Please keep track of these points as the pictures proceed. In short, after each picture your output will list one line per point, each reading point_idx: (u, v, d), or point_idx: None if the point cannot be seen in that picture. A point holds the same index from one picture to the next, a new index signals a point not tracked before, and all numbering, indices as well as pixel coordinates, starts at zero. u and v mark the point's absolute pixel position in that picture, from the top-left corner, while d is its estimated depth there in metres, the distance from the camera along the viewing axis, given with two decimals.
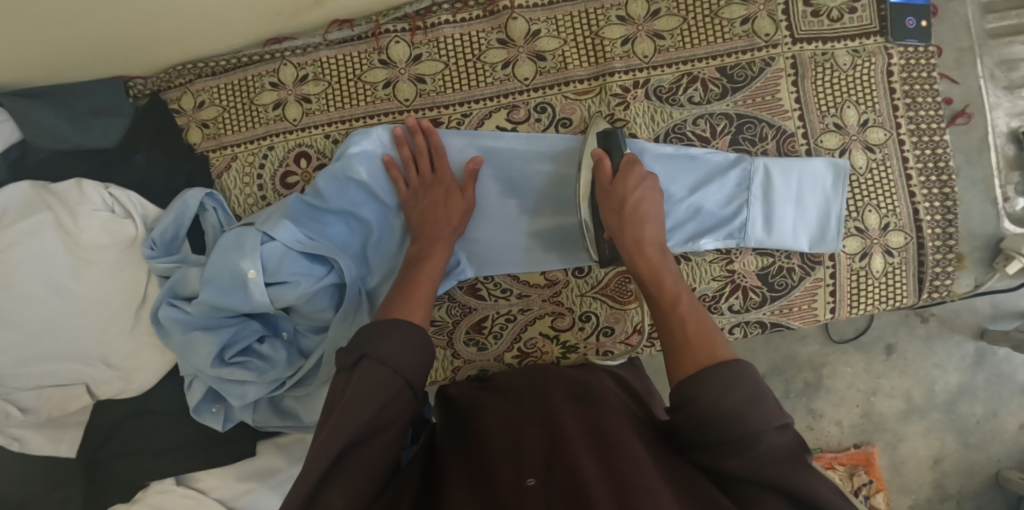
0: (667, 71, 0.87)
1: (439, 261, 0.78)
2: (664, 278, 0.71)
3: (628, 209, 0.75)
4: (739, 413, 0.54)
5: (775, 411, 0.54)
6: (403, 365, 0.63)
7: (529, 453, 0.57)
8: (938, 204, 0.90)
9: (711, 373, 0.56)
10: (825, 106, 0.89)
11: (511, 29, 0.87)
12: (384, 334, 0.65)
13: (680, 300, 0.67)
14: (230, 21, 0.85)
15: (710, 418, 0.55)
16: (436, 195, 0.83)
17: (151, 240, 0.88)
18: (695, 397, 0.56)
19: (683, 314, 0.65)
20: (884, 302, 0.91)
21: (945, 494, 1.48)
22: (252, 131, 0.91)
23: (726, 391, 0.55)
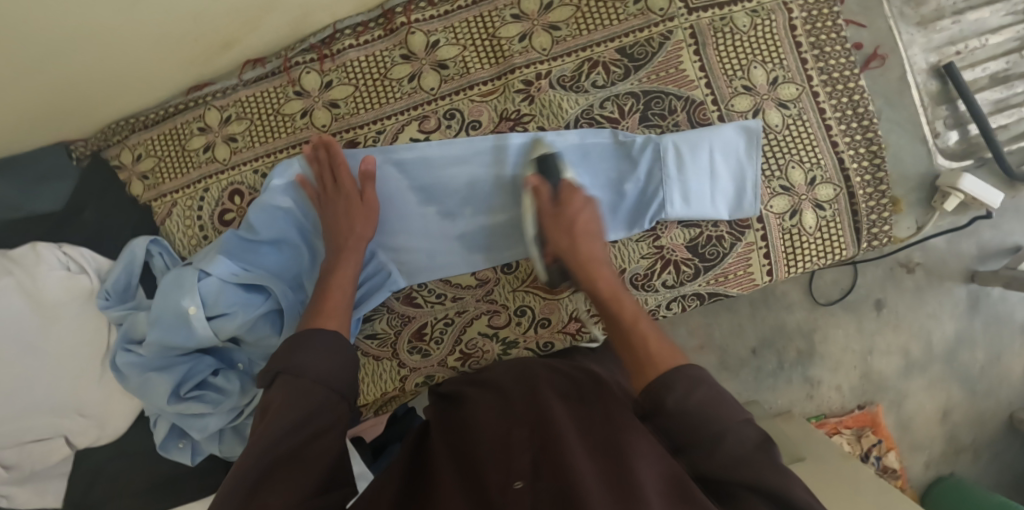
0: (567, 60, 0.88)
1: (350, 269, 0.80)
2: (622, 298, 0.72)
3: (575, 227, 0.78)
4: (707, 414, 0.55)
5: (737, 408, 0.56)
6: (322, 376, 0.63)
7: (518, 456, 0.55)
8: (864, 150, 0.89)
9: (678, 373, 0.58)
10: (731, 70, 0.89)
11: (411, 44, 0.90)
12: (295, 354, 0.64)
13: (641, 321, 0.68)
14: (151, 76, 0.90)
15: (689, 411, 0.55)
16: (338, 206, 0.84)
17: (105, 291, 0.93)
18: (664, 398, 0.56)
19: (645, 334, 0.66)
20: (822, 257, 0.90)
21: (960, 445, 1.47)
22: (186, 177, 0.96)
23: (692, 387, 0.56)
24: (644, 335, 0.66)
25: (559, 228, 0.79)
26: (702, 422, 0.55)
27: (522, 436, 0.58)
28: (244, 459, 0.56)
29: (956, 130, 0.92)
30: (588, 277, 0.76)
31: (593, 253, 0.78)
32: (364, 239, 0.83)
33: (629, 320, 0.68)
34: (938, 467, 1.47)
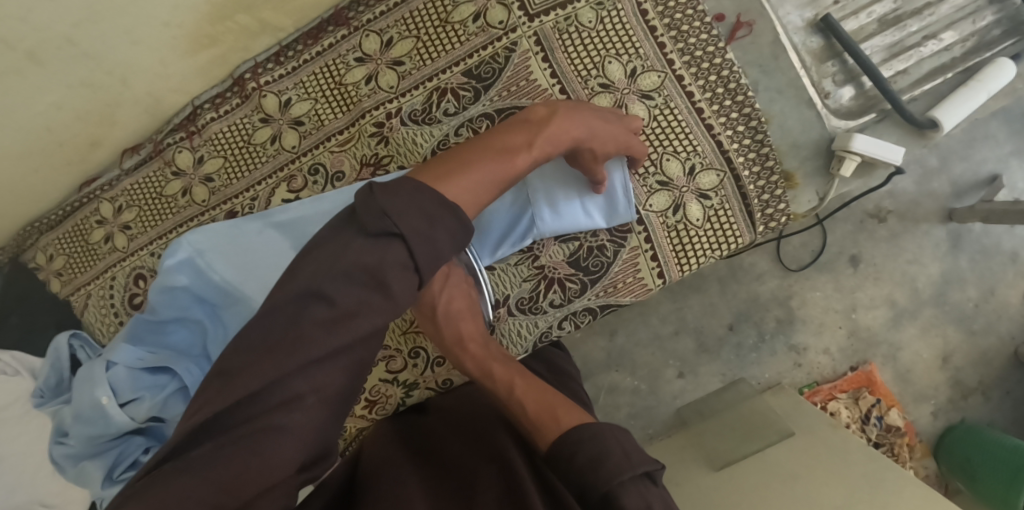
0: (415, 94, 0.86)
1: None
2: (492, 368, 0.71)
3: (439, 310, 0.73)
4: (606, 463, 0.52)
5: (637, 460, 0.52)
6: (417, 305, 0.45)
7: (482, 488, 0.57)
8: (743, 127, 0.83)
9: (582, 432, 0.56)
10: (584, 70, 0.84)
11: (266, 107, 0.90)
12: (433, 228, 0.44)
13: (515, 384, 0.68)
14: (38, 184, 0.95)
15: (593, 462, 0.53)
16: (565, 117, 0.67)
17: (39, 389, 0.99)
18: (572, 454, 0.55)
19: (524, 395, 0.66)
20: (715, 247, 0.84)
21: (967, 389, 1.35)
22: (95, 268, 1.00)
23: (595, 442, 0.54)
24: (533, 394, 0.66)
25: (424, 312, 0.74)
26: (600, 478, 0.51)
27: (489, 465, 0.62)
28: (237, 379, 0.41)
29: (849, 86, 0.85)
30: (459, 358, 0.74)
31: (472, 333, 0.74)
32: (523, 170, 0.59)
33: (505, 387, 0.69)
34: (948, 416, 1.35)
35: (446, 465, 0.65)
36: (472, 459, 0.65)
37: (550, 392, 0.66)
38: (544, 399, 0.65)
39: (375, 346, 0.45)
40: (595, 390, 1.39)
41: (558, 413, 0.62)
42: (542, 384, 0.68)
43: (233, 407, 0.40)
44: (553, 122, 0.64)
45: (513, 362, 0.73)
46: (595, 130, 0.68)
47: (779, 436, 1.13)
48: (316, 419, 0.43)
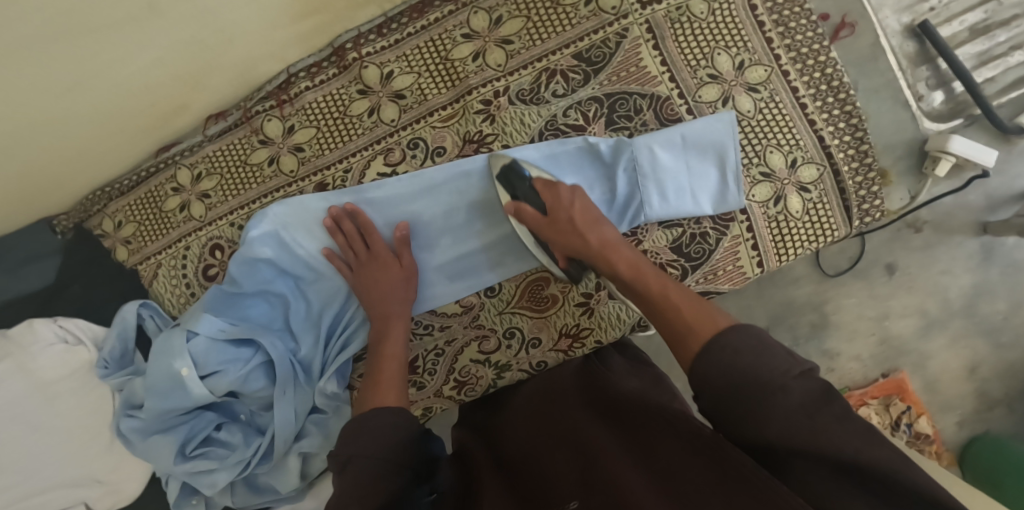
0: (524, 73, 0.86)
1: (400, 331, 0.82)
2: (645, 272, 0.73)
3: (580, 224, 0.79)
4: (759, 373, 0.52)
5: (784, 361, 0.52)
6: (385, 453, 0.65)
7: (563, 476, 0.58)
8: (843, 125, 0.85)
9: (728, 334, 0.56)
10: (694, 60, 0.85)
11: (366, 78, 0.89)
12: (362, 430, 0.67)
13: (670, 296, 0.68)
14: (115, 148, 0.90)
15: (729, 379, 0.53)
16: (375, 270, 0.84)
17: (103, 359, 0.95)
18: (736, 353, 0.54)
19: (677, 303, 0.67)
20: (812, 239, 0.86)
21: (991, 401, 1.38)
22: (168, 236, 0.97)
23: (737, 348, 0.54)
24: (673, 304, 0.67)
25: (559, 215, 0.80)
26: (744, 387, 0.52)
27: (563, 448, 0.62)
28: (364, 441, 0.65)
29: (940, 91, 0.86)
30: (611, 262, 0.76)
31: (614, 239, 0.78)
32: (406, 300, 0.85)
33: (659, 291, 0.70)
34: (972, 427, 1.38)
35: (526, 462, 0.65)
36: (547, 445, 0.65)
37: (703, 301, 0.66)
38: (700, 308, 0.64)
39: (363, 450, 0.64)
40: None
41: (704, 316, 0.62)
42: (698, 295, 0.68)
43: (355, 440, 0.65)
44: (386, 312, 0.83)
45: (671, 279, 0.72)
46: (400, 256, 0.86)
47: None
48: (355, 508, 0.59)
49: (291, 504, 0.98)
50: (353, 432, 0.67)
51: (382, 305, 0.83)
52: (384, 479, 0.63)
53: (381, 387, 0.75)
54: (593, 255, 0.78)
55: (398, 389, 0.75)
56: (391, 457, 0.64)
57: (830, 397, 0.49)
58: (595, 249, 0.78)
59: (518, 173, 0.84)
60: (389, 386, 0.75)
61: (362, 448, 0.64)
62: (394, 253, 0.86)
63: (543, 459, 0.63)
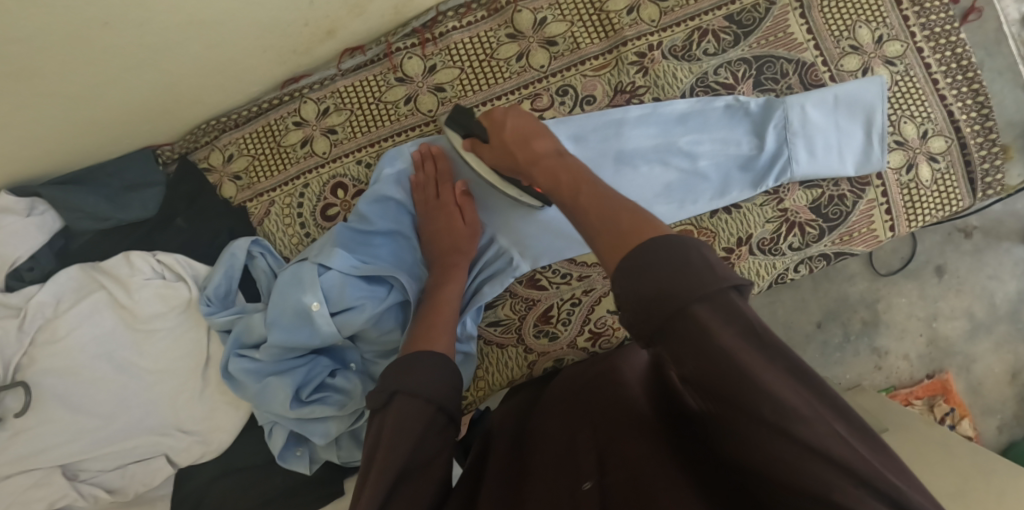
0: (677, 30, 0.88)
1: (456, 287, 0.81)
2: (560, 179, 0.66)
3: (512, 139, 0.75)
4: (669, 289, 0.45)
5: (711, 277, 0.44)
6: (434, 393, 0.61)
7: (581, 455, 0.56)
8: (971, 101, 0.90)
9: (648, 247, 0.49)
10: (837, 30, 0.89)
11: (518, 22, 0.88)
12: (408, 369, 0.63)
13: (579, 192, 0.62)
14: (247, 70, 0.86)
15: (655, 303, 0.45)
16: (440, 219, 0.86)
17: (206, 297, 0.89)
18: (648, 264, 0.47)
19: (586, 203, 0.60)
20: (941, 207, 0.90)
21: None
22: (286, 173, 0.93)
23: (655, 266, 0.47)
24: (596, 211, 0.58)
25: (500, 133, 0.77)
26: (669, 306, 0.44)
27: (586, 428, 0.61)
28: (411, 373, 0.62)
29: None
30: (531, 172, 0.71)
31: (546, 150, 0.73)
32: (467, 257, 0.85)
33: (569, 192, 0.64)
34: (1011, 431, 1.45)
35: (540, 446, 0.63)
36: (571, 429, 0.63)
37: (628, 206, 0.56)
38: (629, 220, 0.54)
39: (416, 383, 0.61)
40: None
41: (641, 229, 0.52)
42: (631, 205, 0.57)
43: (396, 369, 0.63)
44: (450, 264, 0.83)
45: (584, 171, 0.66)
46: (466, 207, 0.87)
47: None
48: (401, 443, 0.57)
49: None
50: (400, 371, 0.62)
51: (449, 258, 0.83)
52: (433, 420, 0.60)
53: (432, 325, 0.72)
54: (526, 169, 0.73)
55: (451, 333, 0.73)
56: (436, 398, 0.61)
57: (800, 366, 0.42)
58: (524, 165, 0.73)
59: (464, 110, 0.85)
60: (439, 329, 0.72)
61: (408, 377, 0.62)
62: (457, 202, 0.87)
63: (560, 444, 0.61)
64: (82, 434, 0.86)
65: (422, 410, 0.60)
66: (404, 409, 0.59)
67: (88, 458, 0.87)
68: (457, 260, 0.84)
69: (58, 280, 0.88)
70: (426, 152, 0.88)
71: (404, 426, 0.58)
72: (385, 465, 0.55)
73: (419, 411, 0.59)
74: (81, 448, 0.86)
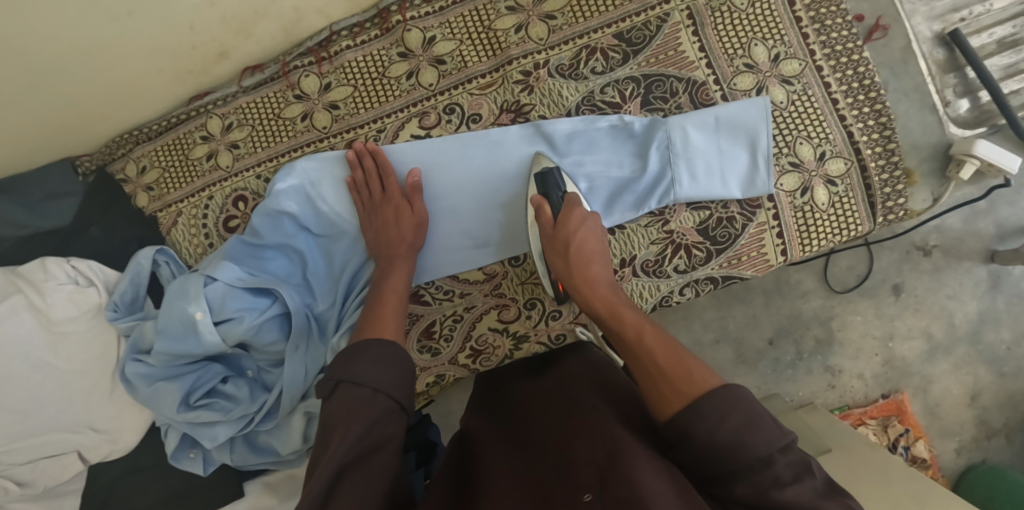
0: (564, 49, 0.88)
1: (402, 275, 0.80)
2: (621, 310, 0.70)
3: (572, 253, 0.77)
4: (742, 443, 0.52)
5: (775, 434, 0.53)
6: (381, 381, 0.64)
7: (580, 465, 0.53)
8: (873, 122, 0.87)
9: (707, 399, 0.55)
10: (731, 49, 0.87)
11: (407, 41, 0.90)
12: (355, 355, 0.66)
13: (643, 330, 0.66)
14: (150, 88, 0.90)
15: (732, 451, 0.53)
16: (387, 214, 0.84)
17: (114, 303, 0.93)
18: (724, 418, 0.53)
19: (649, 346, 0.64)
20: (836, 231, 0.87)
21: (990, 430, 1.39)
22: (192, 185, 0.97)
23: (728, 415, 0.54)
24: (660, 346, 0.63)
25: (565, 267, 0.78)
26: (741, 450, 0.52)
27: (581, 438, 0.57)
28: (363, 364, 0.64)
29: (966, 98, 0.89)
30: (588, 299, 0.74)
31: (601, 276, 0.76)
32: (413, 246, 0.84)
33: (633, 331, 0.67)
34: (970, 455, 1.39)
35: (535, 454, 0.59)
36: (563, 434, 0.60)
37: (675, 343, 0.64)
38: (672, 360, 0.61)
39: (368, 374, 0.63)
40: None
41: (688, 374, 0.59)
42: (674, 341, 0.65)
43: (343, 359, 0.66)
44: (391, 251, 0.82)
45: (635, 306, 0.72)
46: (412, 198, 0.85)
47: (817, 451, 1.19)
48: (352, 428, 0.59)
49: (287, 467, 0.97)
50: (345, 354, 0.66)
51: (393, 243, 0.83)
52: (379, 409, 0.62)
53: (380, 320, 0.73)
54: (577, 287, 0.76)
55: (398, 324, 0.73)
56: (385, 385, 0.63)
57: (808, 466, 0.52)
58: (569, 281, 0.77)
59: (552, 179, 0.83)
60: (389, 319, 0.73)
61: (351, 369, 0.64)
62: (404, 197, 0.85)
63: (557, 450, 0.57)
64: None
65: (369, 396, 0.62)
66: (355, 397, 0.62)
67: (4, 451, 0.92)
68: (404, 252, 0.83)
69: None
70: (362, 150, 0.87)
71: (350, 411, 0.61)
72: (336, 449, 0.57)
73: (366, 396, 0.62)
74: None
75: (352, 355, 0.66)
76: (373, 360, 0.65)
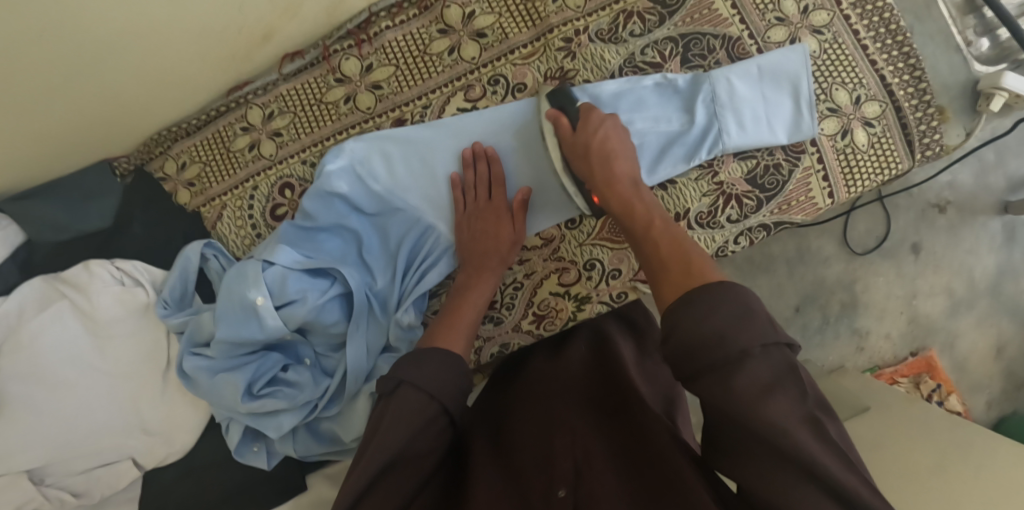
0: (602, 15, 0.90)
1: (484, 291, 0.81)
2: (635, 211, 0.73)
3: (593, 152, 0.79)
4: (722, 337, 0.50)
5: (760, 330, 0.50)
6: (440, 390, 0.62)
7: (559, 460, 0.60)
8: (902, 65, 0.90)
9: (709, 290, 0.53)
10: (762, 4, 0.90)
11: (447, 17, 0.91)
12: (423, 364, 0.64)
13: (653, 224, 0.70)
14: (193, 77, 0.90)
15: (716, 343, 0.50)
16: (486, 221, 0.85)
17: (162, 300, 0.92)
18: (709, 313, 0.51)
19: (659, 236, 0.68)
20: (878, 173, 0.90)
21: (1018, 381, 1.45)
22: (236, 176, 0.96)
23: (716, 310, 0.51)
24: (669, 247, 0.65)
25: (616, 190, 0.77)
26: (722, 344, 0.50)
27: (563, 433, 0.64)
28: (425, 367, 0.63)
29: (986, 37, 0.93)
30: (604, 196, 0.78)
31: (624, 174, 0.78)
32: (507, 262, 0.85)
33: (643, 227, 0.71)
34: (1001, 406, 1.44)
35: (521, 446, 0.66)
36: (546, 429, 0.66)
37: (688, 241, 0.65)
38: (690, 256, 0.62)
39: (426, 374, 0.63)
40: None
41: (696, 271, 0.59)
42: (686, 235, 0.67)
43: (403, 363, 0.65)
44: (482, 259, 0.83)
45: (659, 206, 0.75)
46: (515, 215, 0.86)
47: (855, 411, 1.24)
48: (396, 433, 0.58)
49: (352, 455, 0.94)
50: (411, 362, 0.64)
51: (483, 253, 0.83)
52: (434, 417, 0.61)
53: (449, 327, 0.74)
54: (599, 184, 0.79)
55: (465, 338, 0.74)
56: (443, 393, 0.63)
57: (792, 367, 0.49)
58: (597, 183, 0.79)
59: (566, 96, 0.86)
60: (456, 330, 0.74)
61: (417, 371, 0.63)
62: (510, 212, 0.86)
63: (538, 446, 0.64)
64: (50, 437, 0.88)
65: (428, 406, 0.61)
66: (410, 399, 0.61)
67: (55, 461, 0.89)
68: (495, 266, 0.83)
69: (22, 291, 0.91)
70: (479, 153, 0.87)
71: (405, 419, 0.59)
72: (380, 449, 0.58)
73: (423, 409, 0.61)
74: (50, 450, 0.88)
75: (419, 365, 0.64)
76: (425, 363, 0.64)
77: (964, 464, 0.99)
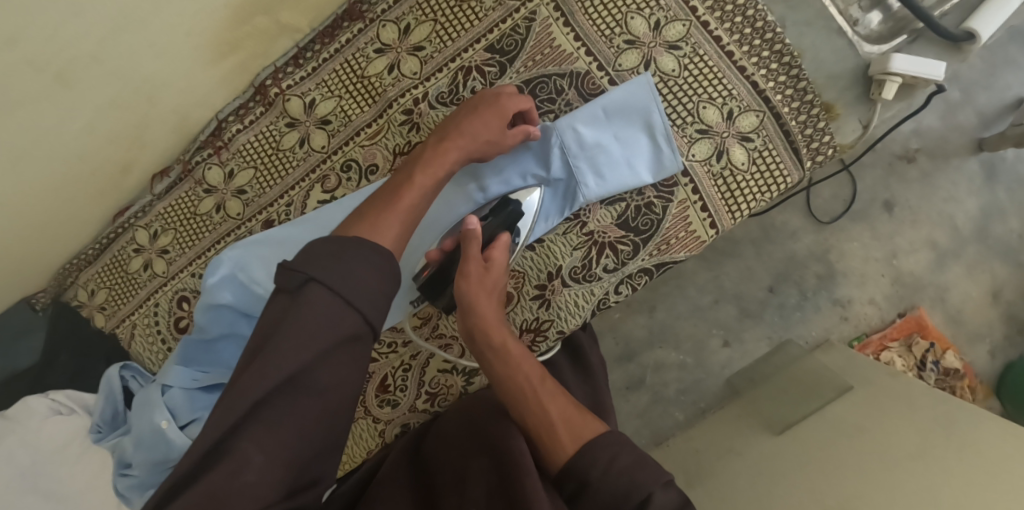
0: (439, 77, 0.86)
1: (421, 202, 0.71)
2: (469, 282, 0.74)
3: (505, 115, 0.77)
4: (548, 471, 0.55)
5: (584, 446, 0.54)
6: (353, 295, 0.56)
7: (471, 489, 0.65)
8: (776, 65, 0.81)
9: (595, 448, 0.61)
10: (607, 29, 0.83)
11: (290, 110, 0.90)
12: (345, 263, 0.57)
13: (478, 309, 0.74)
14: (75, 217, 0.94)
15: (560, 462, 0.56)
16: (474, 128, 0.76)
17: (96, 424, 0.97)
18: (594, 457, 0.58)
19: (489, 327, 0.73)
20: (764, 190, 0.82)
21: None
22: (137, 297, 1.00)
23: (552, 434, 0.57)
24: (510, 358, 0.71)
25: (474, 284, 0.74)
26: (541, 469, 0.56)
27: (479, 456, 0.68)
28: (328, 264, 0.56)
29: (875, 10, 0.83)
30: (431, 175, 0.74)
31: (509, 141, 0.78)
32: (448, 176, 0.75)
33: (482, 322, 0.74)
34: (1007, 353, 1.25)
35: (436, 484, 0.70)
36: (464, 454, 0.71)
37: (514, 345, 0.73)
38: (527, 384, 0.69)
39: (342, 274, 0.56)
40: (639, 370, 1.31)
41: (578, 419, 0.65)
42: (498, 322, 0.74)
43: (314, 248, 0.58)
44: (442, 154, 0.74)
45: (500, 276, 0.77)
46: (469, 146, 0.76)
47: (837, 392, 1.04)
48: (297, 344, 0.53)
49: None
50: (332, 258, 0.56)
51: (439, 155, 0.74)
52: (342, 322, 0.55)
53: (379, 221, 0.66)
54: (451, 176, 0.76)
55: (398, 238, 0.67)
56: (353, 297, 0.56)
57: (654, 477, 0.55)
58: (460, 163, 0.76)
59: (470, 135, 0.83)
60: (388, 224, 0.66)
61: (338, 270, 0.56)
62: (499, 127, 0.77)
63: (455, 475, 0.69)
64: None
65: (337, 310, 0.55)
66: (319, 296, 0.55)
67: None
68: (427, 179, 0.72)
69: None
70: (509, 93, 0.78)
71: (309, 325, 0.54)
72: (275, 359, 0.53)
73: (331, 302, 0.55)
74: None
75: (340, 264, 0.56)
76: (343, 259, 0.57)
77: (948, 444, 0.77)
